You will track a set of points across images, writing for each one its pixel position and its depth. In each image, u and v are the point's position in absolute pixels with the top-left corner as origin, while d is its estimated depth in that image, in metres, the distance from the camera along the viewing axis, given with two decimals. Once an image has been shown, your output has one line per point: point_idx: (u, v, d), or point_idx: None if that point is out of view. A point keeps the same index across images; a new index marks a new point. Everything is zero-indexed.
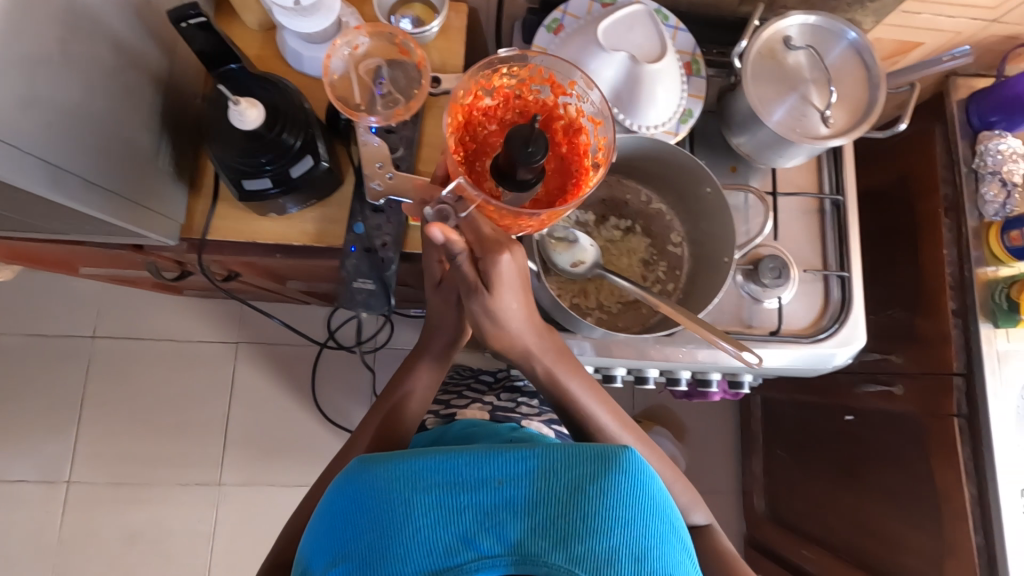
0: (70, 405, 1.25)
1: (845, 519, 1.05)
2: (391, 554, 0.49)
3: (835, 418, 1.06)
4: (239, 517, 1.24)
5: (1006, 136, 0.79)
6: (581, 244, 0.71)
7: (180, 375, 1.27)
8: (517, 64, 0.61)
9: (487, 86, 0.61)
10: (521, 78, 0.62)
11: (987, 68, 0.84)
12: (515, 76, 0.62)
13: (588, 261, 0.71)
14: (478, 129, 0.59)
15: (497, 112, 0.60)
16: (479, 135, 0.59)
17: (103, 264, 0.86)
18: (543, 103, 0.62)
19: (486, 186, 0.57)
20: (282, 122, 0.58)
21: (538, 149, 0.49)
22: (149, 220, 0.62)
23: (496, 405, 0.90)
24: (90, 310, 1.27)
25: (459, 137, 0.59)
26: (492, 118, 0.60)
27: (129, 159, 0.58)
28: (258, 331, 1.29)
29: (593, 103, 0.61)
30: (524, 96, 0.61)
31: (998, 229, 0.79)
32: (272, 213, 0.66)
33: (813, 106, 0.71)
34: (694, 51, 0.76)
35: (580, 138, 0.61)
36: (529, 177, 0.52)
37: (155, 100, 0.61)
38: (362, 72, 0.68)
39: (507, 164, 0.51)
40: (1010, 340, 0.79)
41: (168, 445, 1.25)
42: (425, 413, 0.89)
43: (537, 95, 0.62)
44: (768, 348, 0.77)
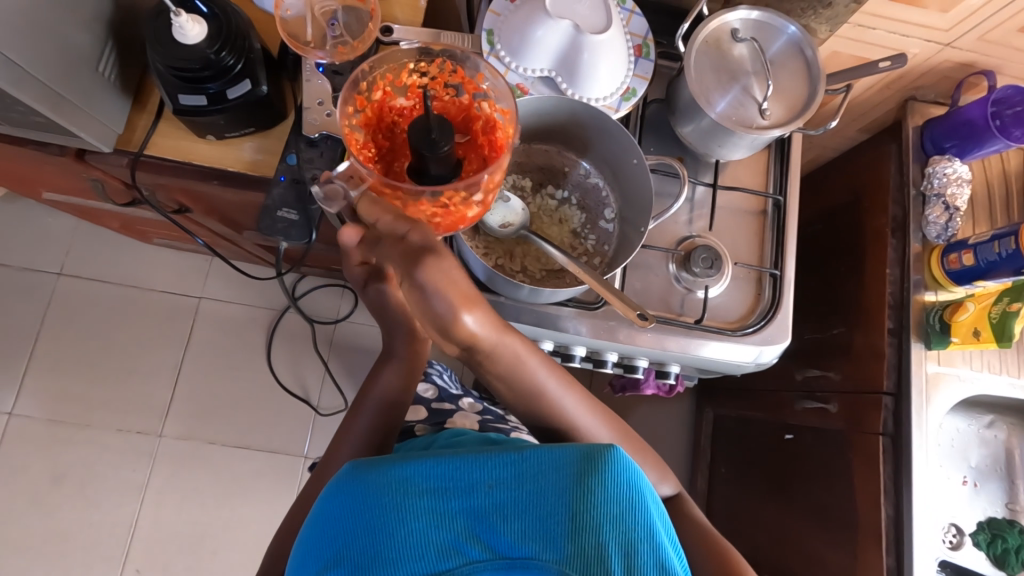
0: (64, 340, 1.42)
1: (771, 538, 1.11)
2: (385, 559, 0.54)
3: (775, 435, 1.13)
4: (175, 469, 1.38)
5: (954, 161, 0.86)
6: (511, 205, 0.72)
7: (153, 327, 1.45)
8: (424, 60, 0.62)
9: (396, 84, 0.61)
10: (432, 74, 0.62)
11: (943, 97, 0.91)
12: (425, 73, 0.62)
13: (515, 224, 0.72)
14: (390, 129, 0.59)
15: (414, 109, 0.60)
16: (391, 134, 0.59)
17: (68, 184, 0.91)
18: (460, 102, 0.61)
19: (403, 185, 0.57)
20: (223, 42, 0.62)
21: (442, 137, 0.51)
22: (87, 123, 0.64)
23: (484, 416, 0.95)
24: (85, 257, 1.46)
25: (373, 136, 0.59)
26: (405, 117, 0.59)
27: (75, 60, 0.61)
28: (234, 291, 1.48)
29: (502, 93, 0.59)
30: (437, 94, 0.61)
31: (940, 253, 0.85)
32: (210, 136, 0.71)
33: (752, 98, 0.71)
34: (646, 35, 0.75)
35: (495, 133, 0.59)
36: (439, 171, 0.53)
37: (105, 8, 0.64)
38: (317, 12, 0.70)
39: (417, 160, 0.53)
40: (939, 363, 0.85)
41: (124, 390, 1.41)
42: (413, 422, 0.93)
43: (457, 92, 0.61)
44: (689, 337, 0.77)
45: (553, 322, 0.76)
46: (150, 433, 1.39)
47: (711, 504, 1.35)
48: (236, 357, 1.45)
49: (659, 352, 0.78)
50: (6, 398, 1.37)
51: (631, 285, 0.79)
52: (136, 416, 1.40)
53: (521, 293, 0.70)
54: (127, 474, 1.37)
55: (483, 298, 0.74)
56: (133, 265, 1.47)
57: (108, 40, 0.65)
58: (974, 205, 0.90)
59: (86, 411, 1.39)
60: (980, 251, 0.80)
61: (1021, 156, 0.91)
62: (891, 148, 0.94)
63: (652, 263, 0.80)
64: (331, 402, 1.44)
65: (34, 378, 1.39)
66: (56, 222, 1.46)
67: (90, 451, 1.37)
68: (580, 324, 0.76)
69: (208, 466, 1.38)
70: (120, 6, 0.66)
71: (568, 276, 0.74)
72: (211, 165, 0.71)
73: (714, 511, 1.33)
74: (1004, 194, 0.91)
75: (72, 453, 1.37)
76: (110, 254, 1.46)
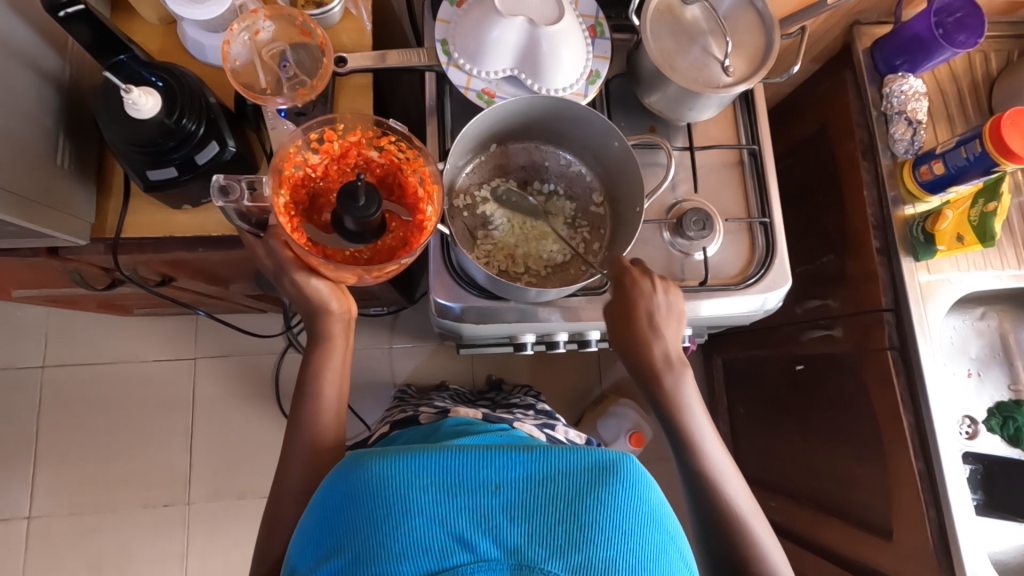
0: (65, 430, 1.38)
1: (801, 466, 1.16)
2: (386, 553, 0.52)
3: (787, 369, 1.17)
4: (210, 532, 1.37)
5: (908, 77, 0.89)
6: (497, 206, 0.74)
7: (154, 397, 1.42)
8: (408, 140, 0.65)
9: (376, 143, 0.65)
10: (408, 156, 0.65)
11: (886, 16, 0.93)
12: (406, 151, 0.65)
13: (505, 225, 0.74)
14: (342, 171, 0.64)
15: (373, 167, 0.65)
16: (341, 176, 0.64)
17: (43, 278, 0.88)
18: (409, 181, 0.64)
19: (316, 215, 0.63)
20: (180, 108, 0.60)
21: (368, 211, 0.55)
22: (56, 219, 0.62)
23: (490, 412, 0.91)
24: (67, 342, 1.41)
25: (325, 167, 0.64)
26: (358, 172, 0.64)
27: (31, 160, 0.58)
28: (229, 342, 1.45)
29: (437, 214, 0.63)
30: (399, 170, 0.65)
31: (911, 167, 0.88)
32: (186, 205, 0.69)
33: (713, 57, 0.72)
34: (597, 14, 0.76)
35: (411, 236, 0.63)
36: (351, 230, 0.57)
37: (47, 98, 0.61)
38: (266, 57, 0.69)
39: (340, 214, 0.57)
40: (930, 272, 0.89)
41: (140, 467, 1.38)
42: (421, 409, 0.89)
43: (414, 175, 0.65)
44: (698, 299, 0.79)
45: (533, 315, 0.75)
46: (178, 503, 1.37)
47: (737, 445, 1.40)
48: (245, 409, 1.43)
49: None
50: (22, 502, 1.34)
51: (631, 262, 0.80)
52: (159, 489, 1.38)
53: (529, 295, 0.69)
54: (164, 549, 1.35)
55: (485, 306, 0.74)
56: (119, 340, 1.43)
57: (57, 131, 0.62)
58: (933, 114, 0.93)
59: (106, 496, 1.36)
60: (949, 158, 0.83)
61: (967, 58, 0.94)
62: (846, 74, 0.97)
63: (645, 236, 0.81)
64: (352, 431, 1.41)
65: (46, 475, 1.36)
66: (27, 314, 1.40)
67: (121, 534, 1.35)
68: (555, 313, 0.76)
69: (242, 523, 1.37)
70: (61, 92, 0.63)
71: (572, 268, 0.75)
72: (194, 234, 0.70)
73: (741, 451, 1.38)
74: (958, 96, 0.94)
75: (103, 539, 1.34)
76: (92, 333, 1.42)
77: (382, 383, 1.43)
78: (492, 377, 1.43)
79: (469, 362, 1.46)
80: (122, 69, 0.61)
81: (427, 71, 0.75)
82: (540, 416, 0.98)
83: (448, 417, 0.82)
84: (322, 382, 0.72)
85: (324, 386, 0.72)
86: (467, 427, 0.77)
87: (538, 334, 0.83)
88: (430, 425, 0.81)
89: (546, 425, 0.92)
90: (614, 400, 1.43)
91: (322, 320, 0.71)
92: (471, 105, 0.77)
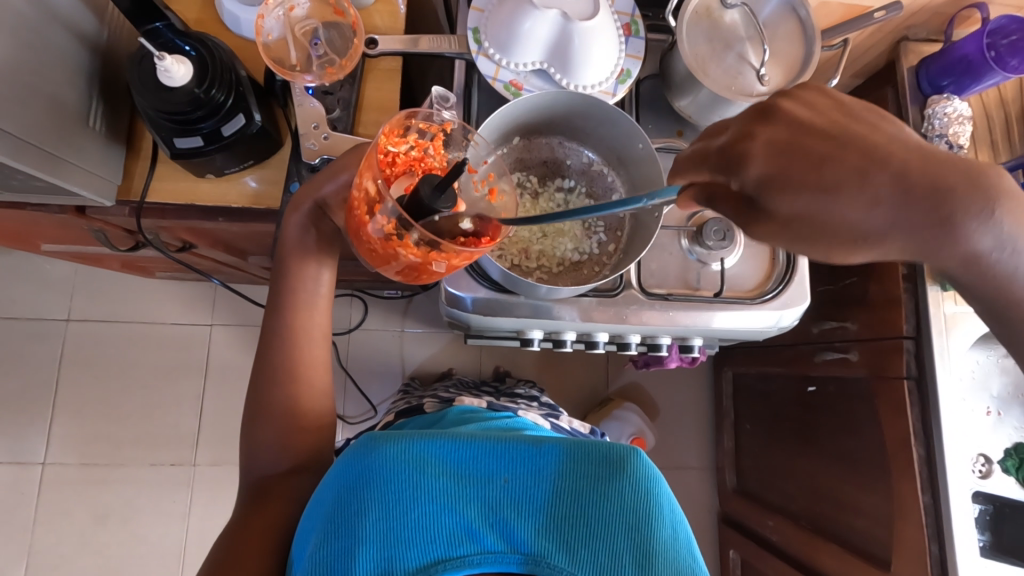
0: (81, 384, 1.43)
1: (803, 487, 1.14)
2: (393, 539, 0.50)
3: (798, 388, 1.14)
4: (211, 496, 1.40)
5: (953, 99, 0.85)
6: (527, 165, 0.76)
7: (168, 360, 1.45)
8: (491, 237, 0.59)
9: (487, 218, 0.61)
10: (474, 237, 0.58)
11: (935, 34, 0.90)
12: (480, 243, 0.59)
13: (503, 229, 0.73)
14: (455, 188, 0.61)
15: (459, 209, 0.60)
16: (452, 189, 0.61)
17: (70, 235, 0.91)
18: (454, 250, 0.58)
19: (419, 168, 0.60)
20: (210, 79, 0.61)
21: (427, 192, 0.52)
22: (83, 179, 0.64)
23: (492, 400, 0.91)
24: (90, 299, 1.45)
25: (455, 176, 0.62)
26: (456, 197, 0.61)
27: (66, 119, 0.60)
28: (243, 312, 1.47)
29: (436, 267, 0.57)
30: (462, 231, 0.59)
31: None
32: (210, 174, 0.70)
33: (748, 64, 0.70)
34: (633, 12, 0.74)
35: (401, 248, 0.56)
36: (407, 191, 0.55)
37: (82, 59, 0.62)
38: (298, 34, 0.70)
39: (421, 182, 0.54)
40: (956, 304, 0.85)
41: (150, 426, 1.42)
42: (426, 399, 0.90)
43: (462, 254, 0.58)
44: (711, 310, 0.76)
45: (545, 312, 0.74)
46: (185, 463, 1.41)
47: (741, 460, 1.38)
48: None
49: (682, 329, 0.79)
50: (37, 449, 1.39)
51: (645, 265, 0.78)
52: (168, 448, 1.41)
53: (539, 291, 0.69)
54: (167, 506, 1.39)
55: (496, 299, 0.73)
56: (139, 301, 1.46)
57: (91, 94, 0.64)
58: (975, 140, 0.89)
59: (115, 452, 1.40)
60: None
61: (1018, 83, 0.90)
62: (887, 91, 0.93)
63: (662, 241, 0.79)
64: (357, 409, 1.42)
65: (60, 426, 1.40)
66: (54, 268, 1.44)
67: (128, 489, 1.39)
68: (566, 311, 0.75)
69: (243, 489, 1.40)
70: (98, 56, 0.65)
71: (585, 268, 0.75)
72: (215, 204, 0.71)
73: (744, 466, 1.36)
74: (1003, 124, 0.90)
75: (111, 492, 1.39)
76: (114, 292, 1.46)
77: (390, 366, 1.44)
78: (499, 369, 1.43)
79: (477, 353, 1.45)
80: (158, 36, 0.61)
81: (457, 59, 0.75)
82: (541, 407, 0.97)
83: (453, 406, 0.81)
84: (295, 317, 0.69)
85: (297, 321, 0.69)
86: (474, 415, 0.76)
87: (545, 331, 0.82)
88: (436, 413, 0.81)
89: (551, 414, 0.92)
90: (619, 404, 1.43)
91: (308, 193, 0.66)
92: (497, 98, 0.77)
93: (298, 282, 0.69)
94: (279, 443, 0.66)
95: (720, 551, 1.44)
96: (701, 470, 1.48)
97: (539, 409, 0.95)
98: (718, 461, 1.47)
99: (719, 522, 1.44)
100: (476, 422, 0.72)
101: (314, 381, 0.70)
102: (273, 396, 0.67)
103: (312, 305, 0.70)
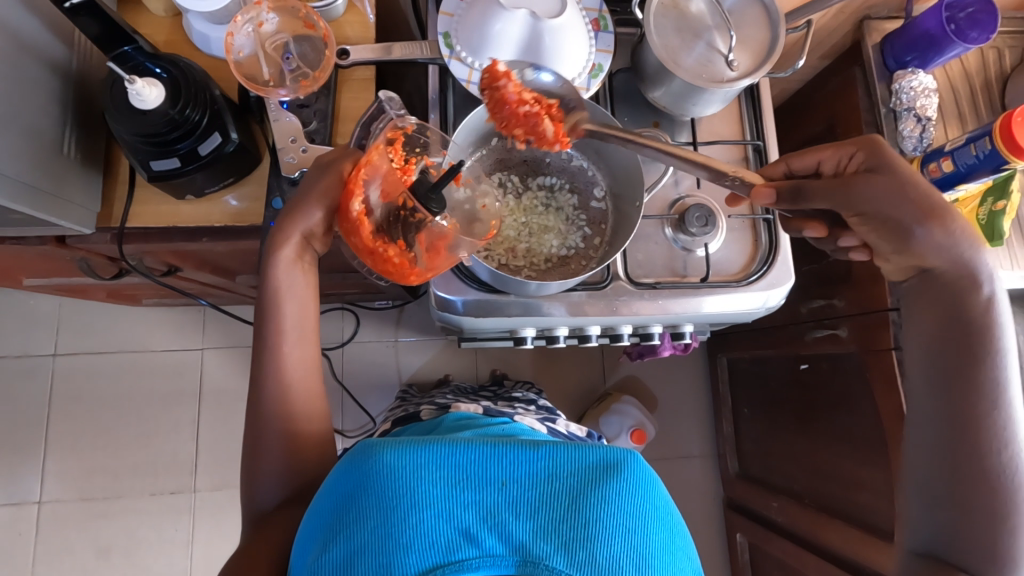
0: (73, 418, 1.40)
1: (804, 466, 1.15)
2: (391, 546, 0.49)
3: (792, 368, 1.15)
4: (213, 521, 1.38)
5: (918, 73, 0.86)
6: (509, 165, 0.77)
7: (161, 387, 1.43)
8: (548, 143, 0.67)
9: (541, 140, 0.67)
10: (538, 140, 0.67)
11: (897, 11, 0.92)
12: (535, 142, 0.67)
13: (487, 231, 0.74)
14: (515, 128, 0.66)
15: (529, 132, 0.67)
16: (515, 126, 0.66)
17: (53, 267, 0.90)
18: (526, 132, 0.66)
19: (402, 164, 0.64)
20: (184, 99, 0.61)
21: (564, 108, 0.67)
22: (62, 208, 0.64)
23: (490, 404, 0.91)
24: (77, 331, 1.43)
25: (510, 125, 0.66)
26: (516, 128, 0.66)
27: (38, 148, 0.60)
28: (235, 333, 1.46)
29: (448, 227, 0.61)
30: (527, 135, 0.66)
31: (919, 164, 0.87)
32: (190, 195, 0.70)
33: (717, 52, 0.71)
34: (601, 8, 0.75)
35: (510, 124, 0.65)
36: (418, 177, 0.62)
37: (52, 88, 0.62)
38: (269, 49, 0.71)
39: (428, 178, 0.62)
40: None
41: (147, 455, 1.40)
42: (422, 407, 0.89)
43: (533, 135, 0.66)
44: (698, 296, 0.77)
45: (538, 309, 0.75)
46: (185, 491, 1.39)
47: (741, 444, 1.39)
48: None
49: (672, 316, 0.79)
50: (32, 488, 1.36)
51: (632, 256, 0.79)
52: (166, 477, 1.40)
53: (529, 289, 0.69)
54: (170, 535, 1.37)
55: (487, 300, 0.73)
56: (127, 330, 1.44)
57: (64, 123, 0.64)
58: (943, 111, 0.91)
59: (113, 484, 1.38)
60: (958, 156, 0.81)
61: (980, 54, 0.92)
62: (855, 70, 0.95)
63: (646, 231, 0.80)
64: (355, 423, 1.41)
65: (54, 462, 1.38)
66: (38, 303, 1.42)
67: (129, 520, 1.37)
68: (558, 308, 0.75)
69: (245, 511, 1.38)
70: (69, 85, 0.65)
71: (572, 262, 0.75)
72: (196, 224, 0.71)
73: (744, 450, 1.37)
74: (969, 94, 0.92)
75: (111, 526, 1.37)
76: (102, 323, 1.44)
77: (387, 377, 1.44)
78: (496, 372, 1.43)
79: (473, 357, 1.46)
80: (128, 61, 0.62)
81: (430, 65, 0.75)
82: (539, 409, 0.98)
83: (449, 412, 0.81)
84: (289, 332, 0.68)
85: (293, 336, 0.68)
86: (470, 421, 0.76)
87: (538, 329, 0.82)
88: (432, 420, 0.81)
89: (547, 417, 0.92)
90: (617, 397, 1.43)
91: (298, 221, 0.65)
92: (473, 100, 0.77)
93: (285, 309, 0.67)
94: (278, 459, 0.66)
95: (727, 537, 1.45)
96: (703, 457, 1.49)
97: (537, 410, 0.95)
98: (719, 447, 1.48)
99: (725, 508, 1.45)
100: (473, 428, 0.73)
101: (308, 395, 0.69)
102: (268, 412, 0.66)
103: (302, 332, 0.69)
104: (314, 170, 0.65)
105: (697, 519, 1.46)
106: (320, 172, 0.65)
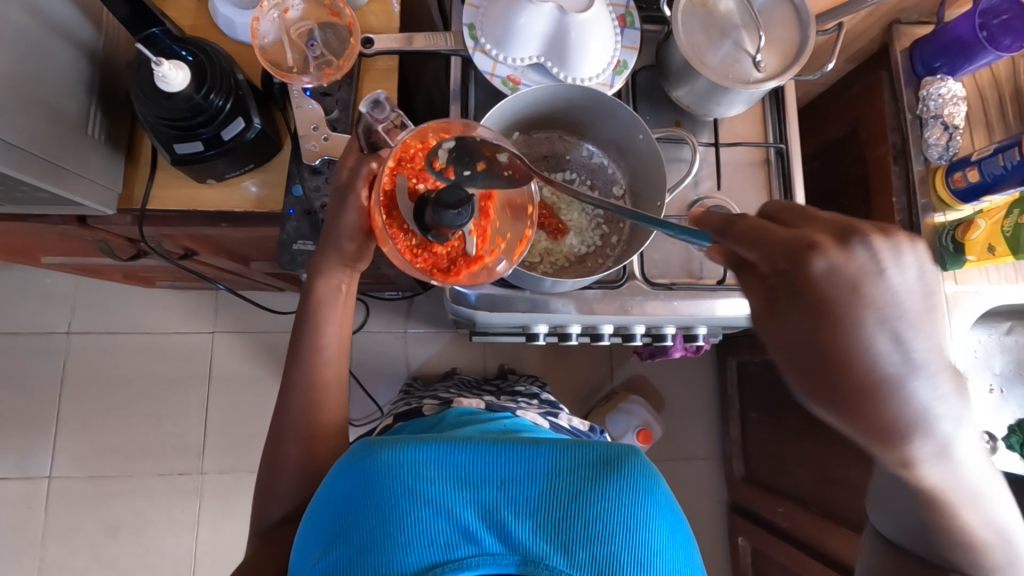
0: (84, 395, 1.42)
1: (811, 472, 1.14)
2: (392, 543, 0.49)
3: None
4: (219, 503, 1.40)
5: (947, 80, 0.85)
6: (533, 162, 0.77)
7: (171, 369, 1.45)
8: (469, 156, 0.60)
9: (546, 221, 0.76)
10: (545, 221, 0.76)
11: (928, 15, 0.90)
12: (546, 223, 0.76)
13: None
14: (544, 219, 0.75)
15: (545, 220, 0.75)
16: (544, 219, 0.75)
17: (73, 247, 0.91)
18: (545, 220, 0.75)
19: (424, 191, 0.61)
20: (209, 83, 0.61)
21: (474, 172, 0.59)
22: (84, 188, 0.64)
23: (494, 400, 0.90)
24: (90, 311, 1.44)
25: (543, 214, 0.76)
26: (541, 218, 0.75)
27: (63, 127, 0.60)
28: (246, 318, 1.46)
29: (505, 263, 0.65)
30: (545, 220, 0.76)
31: (944, 173, 0.85)
32: (211, 180, 0.70)
33: (745, 52, 0.70)
34: (628, 4, 0.75)
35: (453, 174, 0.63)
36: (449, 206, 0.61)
37: (78, 67, 0.62)
38: (294, 36, 0.71)
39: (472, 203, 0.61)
40: (957, 283, 0.86)
41: (156, 435, 1.42)
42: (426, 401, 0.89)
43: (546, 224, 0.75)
44: (714, 299, 0.76)
45: (545, 306, 0.74)
46: (193, 472, 1.41)
47: (747, 448, 1.39)
48: (260, 384, 1.45)
49: (687, 318, 0.78)
50: (44, 462, 1.38)
51: (649, 256, 0.78)
52: (175, 457, 1.41)
53: (545, 285, 0.69)
54: (177, 514, 1.39)
55: (500, 295, 0.73)
56: (140, 312, 1.46)
57: (90, 103, 0.64)
58: (970, 120, 0.89)
59: (122, 462, 1.40)
60: (985, 166, 0.79)
61: (1011, 62, 0.90)
62: (881, 75, 0.93)
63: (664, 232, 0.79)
64: (363, 412, 1.42)
65: (65, 438, 1.40)
66: (54, 281, 1.44)
67: (137, 498, 1.39)
68: (570, 305, 0.75)
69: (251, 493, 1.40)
70: (95, 65, 0.65)
71: (589, 261, 0.75)
72: (216, 209, 0.71)
73: (751, 454, 1.37)
74: (997, 103, 0.90)
75: (120, 504, 1.38)
76: (115, 304, 1.45)
77: (395, 367, 1.44)
78: (504, 367, 1.43)
79: (482, 352, 1.46)
80: (154, 42, 0.62)
81: (452, 56, 0.75)
82: (543, 406, 0.98)
83: (452, 408, 0.81)
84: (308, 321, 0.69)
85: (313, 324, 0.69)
86: (471, 417, 0.76)
87: (551, 325, 0.82)
88: (435, 416, 0.81)
89: (550, 413, 0.92)
90: (624, 397, 1.43)
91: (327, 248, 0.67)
92: (494, 94, 0.77)
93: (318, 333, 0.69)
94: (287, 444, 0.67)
95: (730, 541, 1.45)
96: (708, 459, 1.49)
97: (542, 407, 0.95)
98: (725, 451, 1.48)
99: (729, 511, 1.45)
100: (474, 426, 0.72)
101: (320, 383, 0.69)
102: None
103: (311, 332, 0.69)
104: (334, 198, 0.65)
105: (700, 521, 1.46)
106: (340, 200, 0.65)
